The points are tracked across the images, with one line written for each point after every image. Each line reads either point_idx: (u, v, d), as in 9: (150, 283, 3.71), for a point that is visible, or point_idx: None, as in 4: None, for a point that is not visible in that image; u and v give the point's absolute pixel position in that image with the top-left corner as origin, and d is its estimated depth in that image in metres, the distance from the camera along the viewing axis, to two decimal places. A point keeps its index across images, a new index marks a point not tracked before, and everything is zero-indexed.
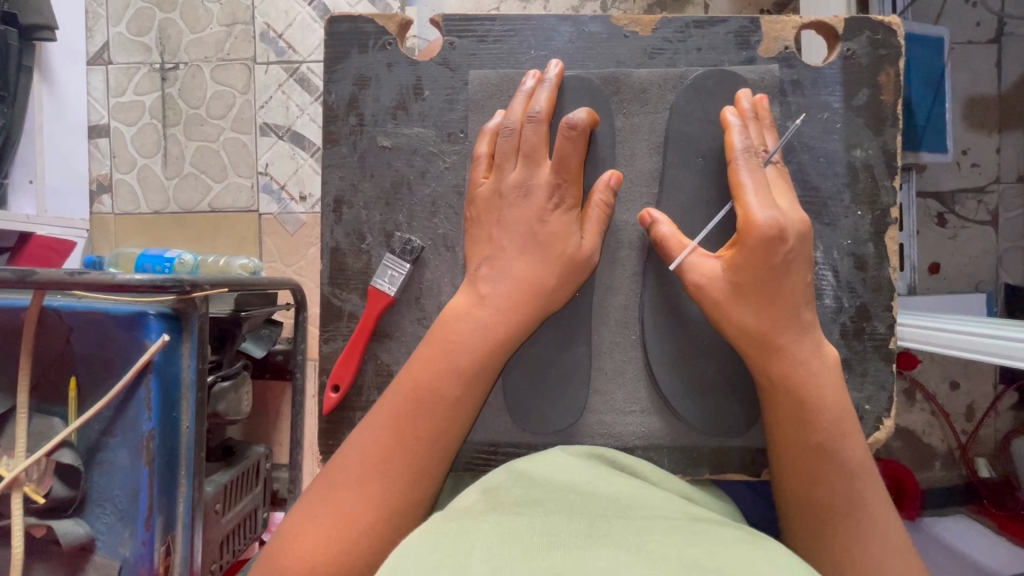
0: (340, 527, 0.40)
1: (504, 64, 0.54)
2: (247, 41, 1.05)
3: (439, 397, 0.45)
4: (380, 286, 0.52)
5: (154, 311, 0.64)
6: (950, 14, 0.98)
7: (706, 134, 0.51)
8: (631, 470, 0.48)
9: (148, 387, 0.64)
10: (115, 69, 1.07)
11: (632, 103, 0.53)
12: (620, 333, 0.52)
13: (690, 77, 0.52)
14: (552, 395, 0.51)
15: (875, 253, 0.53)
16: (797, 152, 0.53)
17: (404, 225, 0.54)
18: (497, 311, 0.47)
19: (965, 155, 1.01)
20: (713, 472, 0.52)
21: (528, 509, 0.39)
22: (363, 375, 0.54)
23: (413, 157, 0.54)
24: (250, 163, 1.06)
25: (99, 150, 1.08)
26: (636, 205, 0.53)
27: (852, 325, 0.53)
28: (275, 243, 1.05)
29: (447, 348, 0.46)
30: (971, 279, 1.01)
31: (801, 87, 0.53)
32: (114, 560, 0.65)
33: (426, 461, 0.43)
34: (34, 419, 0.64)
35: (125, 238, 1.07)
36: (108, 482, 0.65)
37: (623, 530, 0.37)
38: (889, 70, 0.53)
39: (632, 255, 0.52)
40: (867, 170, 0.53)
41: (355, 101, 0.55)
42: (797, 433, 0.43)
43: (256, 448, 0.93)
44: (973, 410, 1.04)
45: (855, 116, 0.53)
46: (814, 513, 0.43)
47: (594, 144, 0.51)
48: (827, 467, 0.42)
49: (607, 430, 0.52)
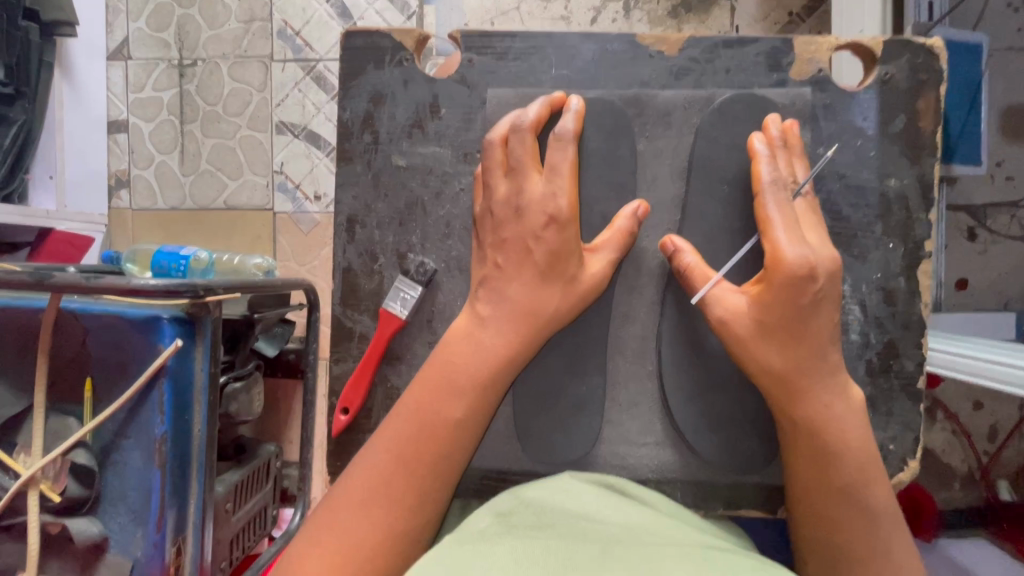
0: (342, 554, 0.39)
1: (523, 83, 0.52)
2: (265, 39, 1.05)
3: (447, 422, 0.43)
4: (391, 308, 0.51)
5: (168, 316, 0.64)
6: (994, 20, 0.92)
7: (732, 161, 0.49)
8: (644, 499, 0.47)
9: (161, 391, 0.65)
10: (134, 64, 1.07)
11: (655, 126, 0.51)
12: (636, 363, 0.51)
13: (717, 100, 0.50)
14: (563, 422, 0.50)
15: (906, 287, 0.51)
16: (827, 180, 0.51)
17: (417, 247, 0.53)
18: (499, 331, 0.45)
19: (999, 167, 0.97)
20: (727, 508, 0.51)
21: (542, 532, 0.40)
22: (373, 397, 0.53)
23: (428, 177, 0.53)
24: (265, 161, 1.06)
25: (118, 146, 1.08)
26: (657, 232, 0.51)
27: (878, 362, 0.51)
28: (288, 240, 1.06)
29: (451, 372, 0.44)
30: (1000, 297, 0.97)
31: (833, 112, 0.51)
32: (127, 559, 0.66)
33: (433, 487, 0.43)
34: (51, 418, 0.65)
35: (143, 235, 1.08)
36: (121, 483, 0.66)
37: (635, 555, 0.38)
38: (928, 96, 0.51)
39: (651, 284, 0.51)
40: (901, 202, 0.51)
41: (370, 118, 0.54)
42: (816, 473, 0.42)
43: (268, 447, 0.94)
44: (996, 430, 1.02)
45: (890, 144, 0.51)
46: (830, 556, 0.42)
47: (614, 168, 0.50)
48: (847, 511, 0.41)
49: (620, 462, 0.51)
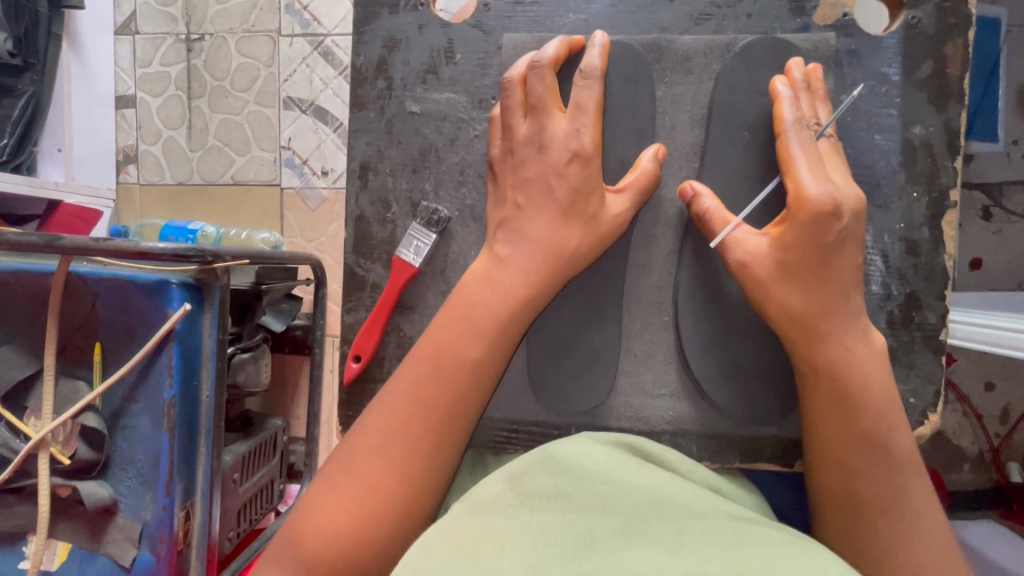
0: (362, 496, 0.39)
1: (540, 28, 0.52)
2: (273, 13, 1.04)
3: (461, 361, 0.43)
4: (404, 257, 0.51)
5: (176, 281, 0.63)
6: None
7: (754, 106, 0.48)
8: (661, 460, 0.47)
9: (170, 354, 0.64)
10: (141, 39, 1.07)
11: (674, 72, 0.50)
12: (651, 314, 0.51)
13: (738, 44, 0.49)
14: (577, 373, 0.50)
15: (929, 238, 0.50)
16: (849, 128, 0.50)
17: (430, 194, 0.53)
18: (518, 271, 0.45)
19: (1015, 145, 0.95)
20: (742, 462, 0.51)
21: (560, 504, 0.38)
22: (385, 346, 0.53)
23: (442, 123, 0.53)
24: (273, 137, 1.05)
25: (126, 121, 1.08)
26: (675, 179, 0.50)
27: (900, 314, 0.50)
28: (296, 217, 1.05)
29: (470, 313, 0.44)
30: (1015, 276, 0.96)
31: (857, 58, 0.50)
32: (136, 522, 0.66)
33: (449, 429, 0.42)
34: (60, 382, 0.65)
35: (150, 208, 1.08)
36: (131, 446, 0.66)
37: (658, 530, 0.36)
38: (957, 40, 0.49)
39: (669, 233, 0.51)
40: (925, 149, 0.50)
41: (384, 64, 0.53)
42: (837, 417, 0.42)
43: (274, 421, 0.94)
44: (1009, 411, 1.00)
45: (916, 90, 0.50)
46: (852, 507, 0.41)
47: (632, 114, 0.49)
48: (868, 458, 0.41)
49: (635, 413, 0.51)
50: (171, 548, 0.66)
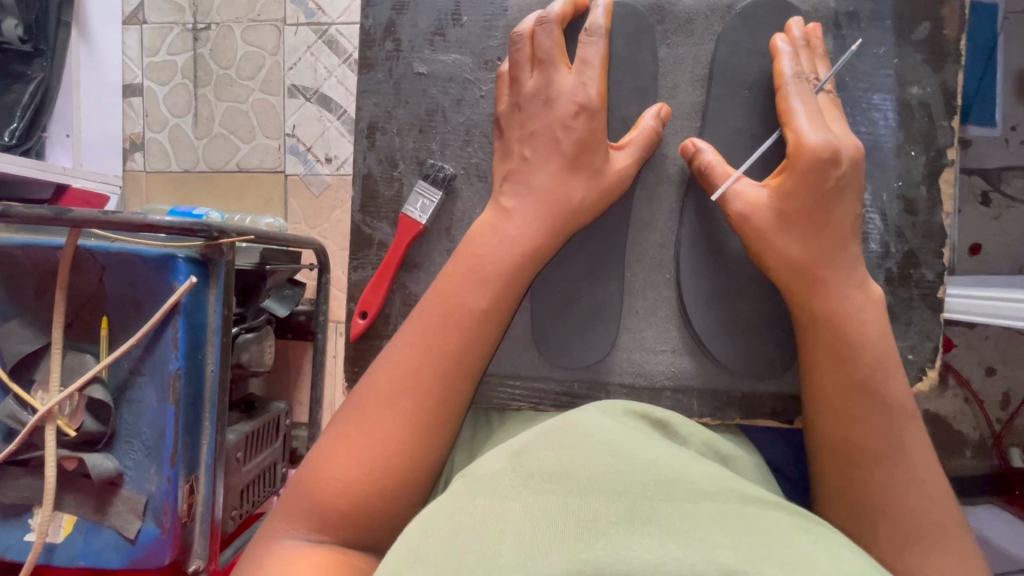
0: (373, 447, 0.43)
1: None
2: (277, 3, 1.05)
3: (466, 310, 0.45)
4: (411, 214, 0.52)
5: (182, 256, 0.64)
6: None
7: (754, 66, 0.49)
8: (664, 425, 0.47)
9: (176, 328, 0.65)
10: (148, 28, 1.08)
11: (676, 33, 0.51)
12: (653, 271, 0.52)
13: (739, 6, 0.50)
14: (580, 329, 0.51)
15: (926, 196, 0.51)
16: (847, 88, 0.51)
17: (437, 153, 0.54)
18: (523, 222, 0.47)
19: (1013, 131, 0.96)
20: (742, 419, 0.51)
21: (562, 483, 0.37)
22: (391, 304, 0.54)
23: (448, 84, 0.54)
24: (277, 125, 1.06)
25: (133, 109, 1.09)
26: (678, 137, 0.51)
27: (898, 271, 0.51)
28: (300, 204, 1.06)
29: (477, 265, 0.46)
30: (1015, 261, 0.96)
31: (857, 20, 0.51)
32: (141, 494, 0.67)
33: (454, 376, 0.45)
34: (67, 354, 0.66)
35: (156, 195, 1.09)
36: (137, 419, 0.66)
37: (665, 512, 0.35)
38: (952, 3, 0.50)
39: (671, 191, 0.52)
40: (922, 109, 0.51)
41: (392, 26, 0.54)
42: (836, 363, 0.43)
43: (277, 404, 0.94)
44: (1010, 397, 1.00)
45: (913, 51, 0.51)
46: (848, 455, 0.42)
47: (635, 74, 0.50)
48: (865, 405, 0.42)
49: (636, 368, 0.51)
50: (175, 521, 0.67)
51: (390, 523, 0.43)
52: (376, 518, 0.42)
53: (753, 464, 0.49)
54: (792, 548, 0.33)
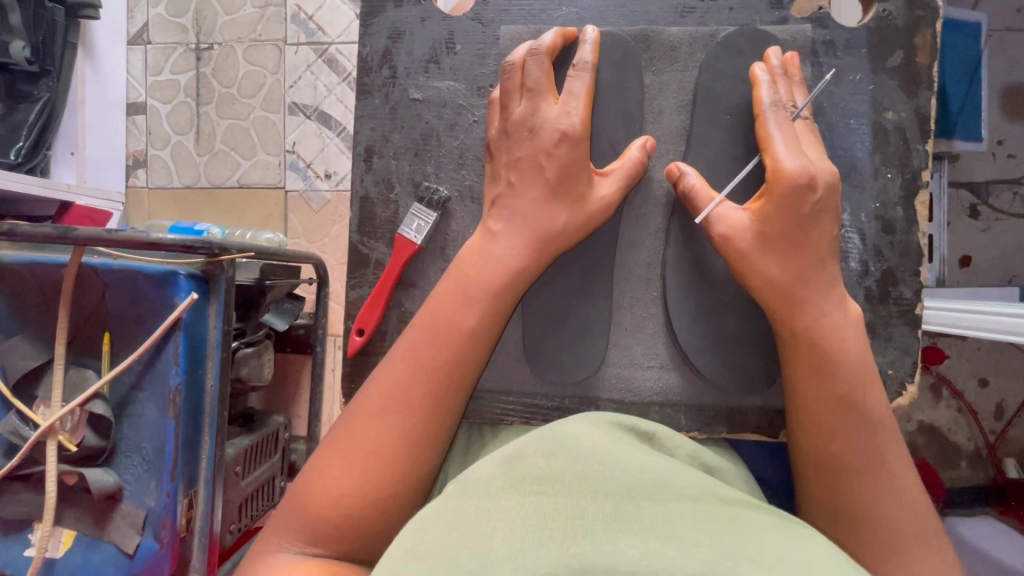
0: (364, 460, 0.44)
1: (535, 20, 0.55)
2: (279, 23, 1.08)
3: (455, 327, 0.47)
4: (407, 234, 0.53)
5: (184, 272, 0.65)
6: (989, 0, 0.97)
7: (735, 92, 0.51)
8: (652, 436, 0.48)
9: (177, 343, 0.66)
10: (152, 49, 1.11)
11: (661, 61, 0.53)
12: (641, 289, 0.53)
13: (721, 35, 0.52)
14: (569, 346, 0.52)
15: (903, 216, 0.52)
16: (826, 113, 0.53)
17: (431, 176, 0.55)
18: (511, 244, 0.48)
19: (1000, 145, 0.99)
20: (729, 432, 0.53)
21: (550, 486, 0.39)
22: (387, 322, 0.55)
23: (443, 110, 0.55)
24: (278, 141, 1.08)
25: (136, 127, 1.11)
26: (663, 161, 0.53)
27: (877, 289, 0.52)
28: (300, 219, 1.08)
29: (466, 283, 0.48)
30: (1004, 273, 0.98)
31: (834, 48, 0.53)
32: (140, 509, 0.67)
33: (445, 392, 0.46)
34: (69, 370, 0.67)
35: (158, 212, 1.11)
36: (137, 434, 0.67)
37: (647, 513, 0.38)
38: (925, 31, 0.52)
39: (657, 212, 0.53)
40: (898, 133, 0.52)
41: (389, 54, 0.56)
42: (817, 378, 0.44)
43: (276, 418, 0.95)
44: (1003, 408, 1.01)
45: (888, 78, 0.53)
46: (830, 468, 0.44)
47: (621, 100, 0.52)
48: (845, 419, 0.43)
49: (625, 384, 0.53)
50: (174, 535, 0.67)
51: (382, 535, 0.43)
52: (368, 530, 0.43)
53: (740, 478, 0.50)
54: (768, 545, 0.35)
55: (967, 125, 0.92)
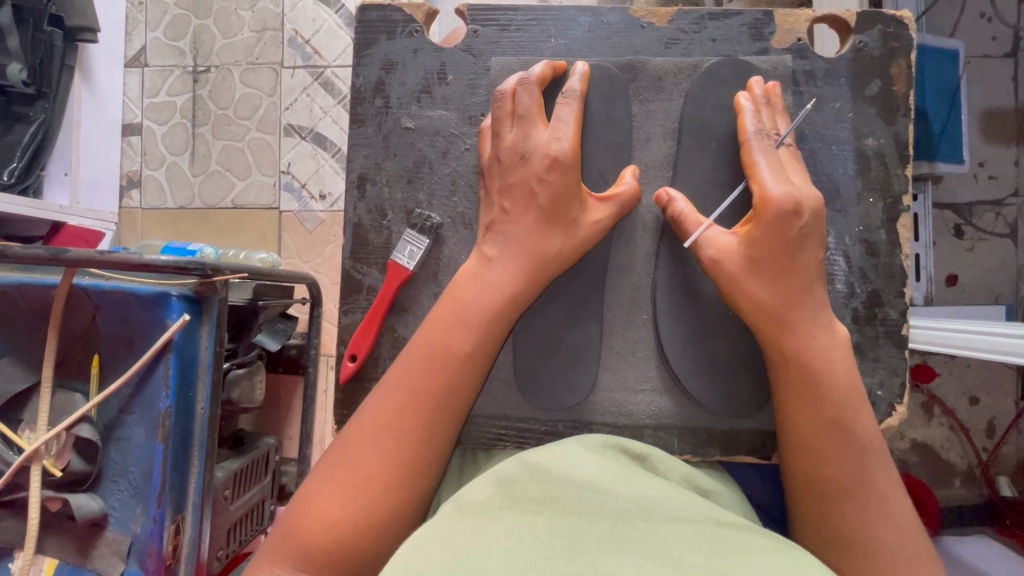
0: (356, 487, 0.43)
1: (525, 52, 0.56)
2: (276, 47, 1.09)
3: (450, 354, 0.47)
4: (399, 260, 0.54)
5: (176, 293, 0.65)
6: (966, 28, 1.00)
7: (720, 120, 0.52)
8: (646, 459, 0.49)
9: (167, 364, 0.66)
10: (150, 71, 1.12)
11: (647, 90, 0.55)
12: (632, 313, 0.54)
13: (705, 65, 0.54)
14: (563, 371, 0.52)
15: (886, 240, 0.54)
16: (809, 140, 0.54)
17: (424, 203, 0.56)
18: (503, 269, 0.49)
19: (981, 167, 1.01)
20: (722, 454, 0.53)
21: (547, 508, 0.39)
22: (380, 347, 0.55)
23: (435, 138, 0.56)
24: (273, 163, 1.09)
25: (132, 148, 1.12)
26: (651, 187, 0.54)
27: (864, 310, 0.53)
28: (293, 239, 1.08)
29: (459, 309, 0.48)
30: (990, 291, 0.99)
31: (814, 78, 0.55)
32: (126, 536, 0.66)
33: (439, 419, 0.46)
34: (56, 395, 0.66)
35: (151, 231, 1.11)
36: (124, 458, 0.66)
37: (642, 532, 0.37)
38: (901, 62, 0.54)
39: (647, 237, 0.54)
40: (878, 158, 0.54)
41: (382, 85, 0.57)
42: (809, 400, 0.45)
43: (267, 440, 0.94)
44: (994, 426, 1.02)
45: (866, 106, 0.54)
46: (820, 490, 0.44)
47: (610, 129, 0.53)
48: (835, 441, 0.44)
49: (619, 408, 0.53)
50: (159, 562, 0.66)
51: (372, 563, 0.43)
52: (359, 558, 0.42)
53: (735, 501, 0.51)
54: (760, 563, 0.35)
55: (948, 147, 0.94)
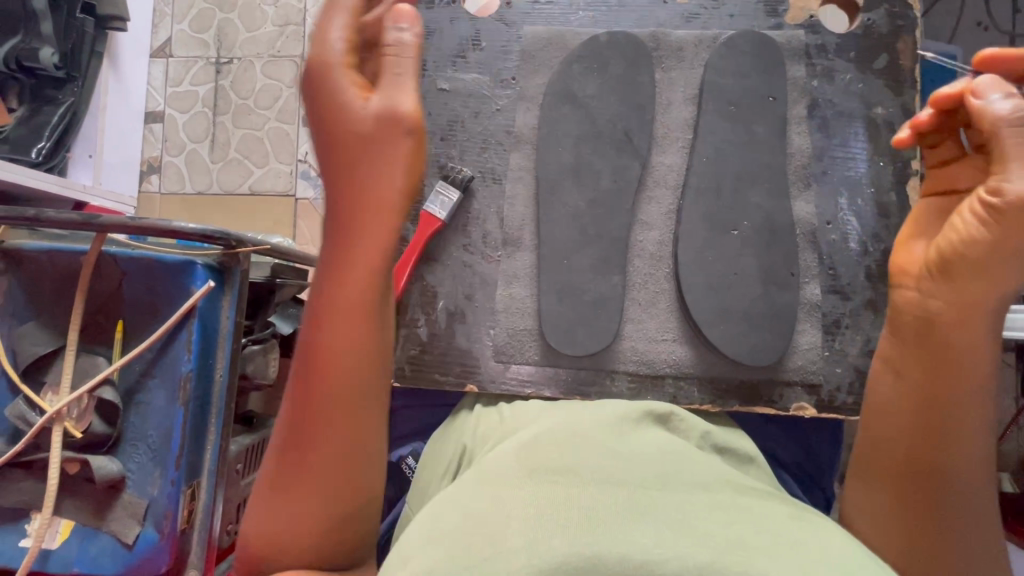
0: (302, 502, 0.45)
1: (555, 22, 0.60)
2: (298, 41, 1.13)
3: (336, 355, 0.44)
4: (431, 210, 0.58)
5: (201, 262, 0.67)
6: (963, 37, 1.04)
7: (737, 87, 0.56)
8: (669, 418, 0.50)
9: (190, 330, 0.67)
10: (174, 62, 1.15)
11: (669, 59, 0.59)
12: (653, 266, 0.57)
13: (723, 37, 0.58)
14: (587, 321, 0.56)
15: (897, 201, 0.57)
16: (821, 108, 0.58)
17: (456, 158, 0.60)
18: (370, 245, 0.44)
19: None
20: (741, 405, 0.56)
21: (564, 477, 0.39)
22: (409, 295, 0.59)
23: (468, 100, 0.61)
24: (291, 151, 1.12)
25: (153, 135, 1.15)
26: (672, 147, 0.58)
27: (877, 268, 0.57)
28: (309, 225, 1.10)
29: (335, 302, 0.44)
30: None
31: (826, 51, 0.59)
32: (143, 499, 0.67)
33: (348, 417, 0.45)
34: (80, 357, 0.68)
35: (169, 215, 1.13)
36: (143, 422, 0.67)
37: (660, 506, 0.36)
38: (906, 38, 0.58)
39: (667, 194, 0.58)
40: (887, 126, 0.58)
41: (419, 49, 0.62)
42: (965, 389, 0.44)
43: (277, 420, 0.95)
44: (996, 422, 1.03)
45: (875, 79, 0.58)
46: (927, 501, 0.45)
47: (635, 92, 0.57)
48: (958, 453, 0.44)
49: (641, 357, 0.56)
50: (174, 527, 0.67)
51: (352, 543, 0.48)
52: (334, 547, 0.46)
53: (750, 448, 0.53)
54: (779, 535, 0.34)
55: None
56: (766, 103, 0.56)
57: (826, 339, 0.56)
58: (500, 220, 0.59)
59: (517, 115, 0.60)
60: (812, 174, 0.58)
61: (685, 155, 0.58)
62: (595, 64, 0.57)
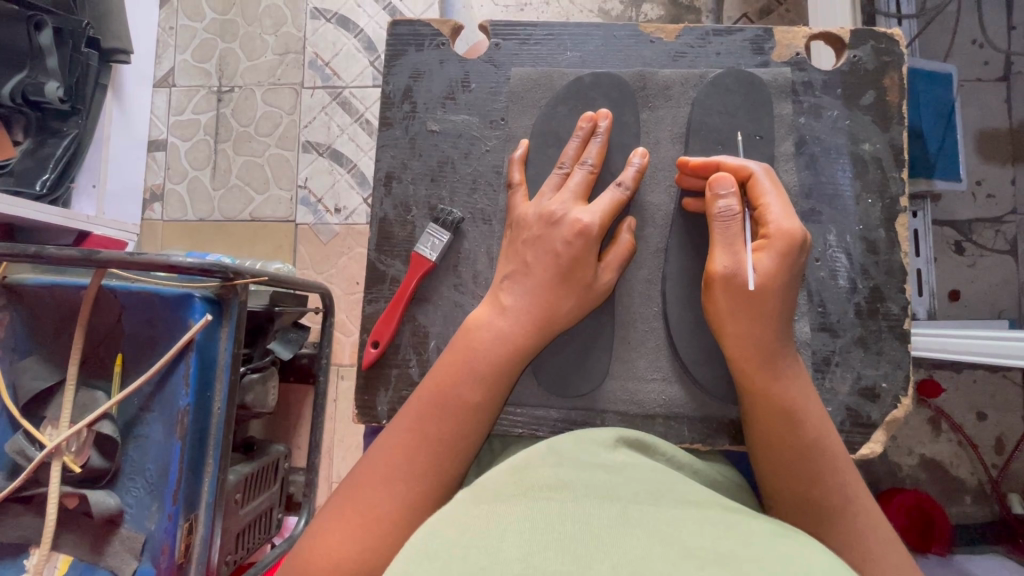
0: (365, 525, 0.42)
1: (542, 63, 0.61)
2: (297, 68, 1.15)
3: (460, 402, 0.48)
4: (422, 252, 0.58)
5: (200, 295, 0.67)
6: (959, 54, 1.04)
7: (724, 125, 0.57)
8: (654, 449, 0.50)
9: (188, 363, 0.67)
10: (177, 91, 1.18)
11: (656, 98, 0.60)
12: (644, 304, 0.57)
13: (710, 76, 0.59)
14: (578, 363, 0.56)
15: (885, 237, 0.58)
16: (809, 144, 0.59)
17: (446, 200, 0.61)
18: (518, 321, 0.51)
19: (980, 185, 1.04)
20: (732, 444, 0.56)
21: (560, 493, 0.37)
22: (401, 335, 0.60)
23: (458, 140, 0.62)
24: (290, 177, 1.13)
25: (156, 162, 1.17)
26: (660, 186, 0.58)
27: (866, 305, 0.57)
28: (309, 250, 1.11)
29: (470, 354, 0.49)
30: (993, 307, 1.01)
31: (813, 87, 0.59)
32: (140, 533, 0.67)
33: (448, 461, 0.46)
34: (80, 391, 0.68)
35: (171, 241, 1.15)
36: (142, 455, 0.68)
37: (652, 519, 0.35)
38: (893, 73, 0.59)
39: (656, 232, 0.58)
40: (875, 162, 0.59)
41: (409, 91, 0.63)
42: (789, 421, 0.46)
43: (277, 446, 0.95)
44: (1004, 442, 1.01)
45: (862, 114, 0.59)
46: (815, 519, 0.43)
47: (621, 132, 0.58)
48: (819, 464, 0.45)
49: (630, 396, 0.56)
50: (171, 561, 0.67)
51: None
52: None
53: (740, 485, 0.53)
54: (771, 546, 0.32)
55: (947, 167, 0.96)
56: (753, 141, 0.57)
57: (815, 375, 0.57)
58: (489, 259, 0.60)
59: (506, 157, 0.60)
60: (801, 212, 0.58)
61: (672, 194, 0.58)
62: (582, 106, 0.59)
